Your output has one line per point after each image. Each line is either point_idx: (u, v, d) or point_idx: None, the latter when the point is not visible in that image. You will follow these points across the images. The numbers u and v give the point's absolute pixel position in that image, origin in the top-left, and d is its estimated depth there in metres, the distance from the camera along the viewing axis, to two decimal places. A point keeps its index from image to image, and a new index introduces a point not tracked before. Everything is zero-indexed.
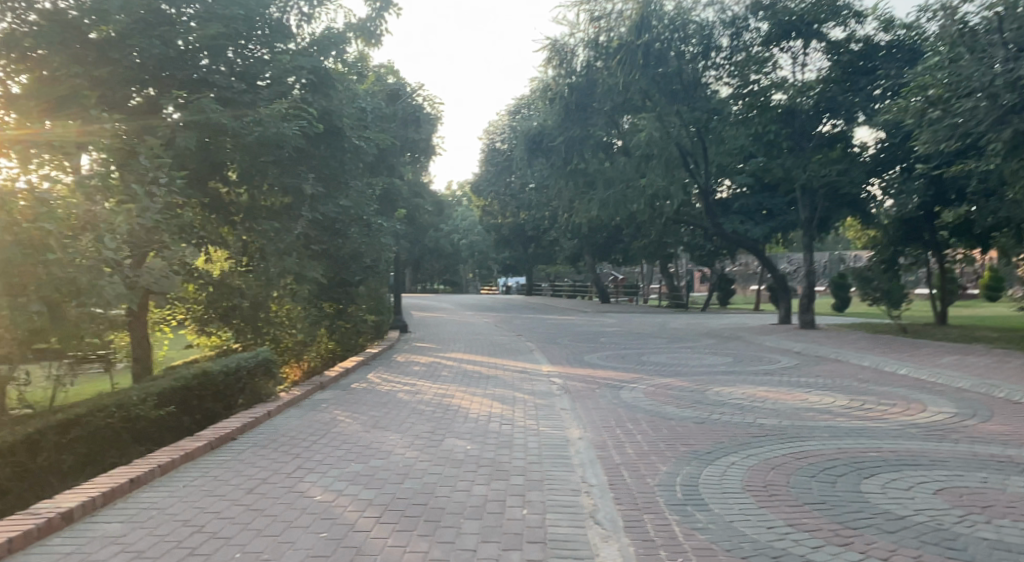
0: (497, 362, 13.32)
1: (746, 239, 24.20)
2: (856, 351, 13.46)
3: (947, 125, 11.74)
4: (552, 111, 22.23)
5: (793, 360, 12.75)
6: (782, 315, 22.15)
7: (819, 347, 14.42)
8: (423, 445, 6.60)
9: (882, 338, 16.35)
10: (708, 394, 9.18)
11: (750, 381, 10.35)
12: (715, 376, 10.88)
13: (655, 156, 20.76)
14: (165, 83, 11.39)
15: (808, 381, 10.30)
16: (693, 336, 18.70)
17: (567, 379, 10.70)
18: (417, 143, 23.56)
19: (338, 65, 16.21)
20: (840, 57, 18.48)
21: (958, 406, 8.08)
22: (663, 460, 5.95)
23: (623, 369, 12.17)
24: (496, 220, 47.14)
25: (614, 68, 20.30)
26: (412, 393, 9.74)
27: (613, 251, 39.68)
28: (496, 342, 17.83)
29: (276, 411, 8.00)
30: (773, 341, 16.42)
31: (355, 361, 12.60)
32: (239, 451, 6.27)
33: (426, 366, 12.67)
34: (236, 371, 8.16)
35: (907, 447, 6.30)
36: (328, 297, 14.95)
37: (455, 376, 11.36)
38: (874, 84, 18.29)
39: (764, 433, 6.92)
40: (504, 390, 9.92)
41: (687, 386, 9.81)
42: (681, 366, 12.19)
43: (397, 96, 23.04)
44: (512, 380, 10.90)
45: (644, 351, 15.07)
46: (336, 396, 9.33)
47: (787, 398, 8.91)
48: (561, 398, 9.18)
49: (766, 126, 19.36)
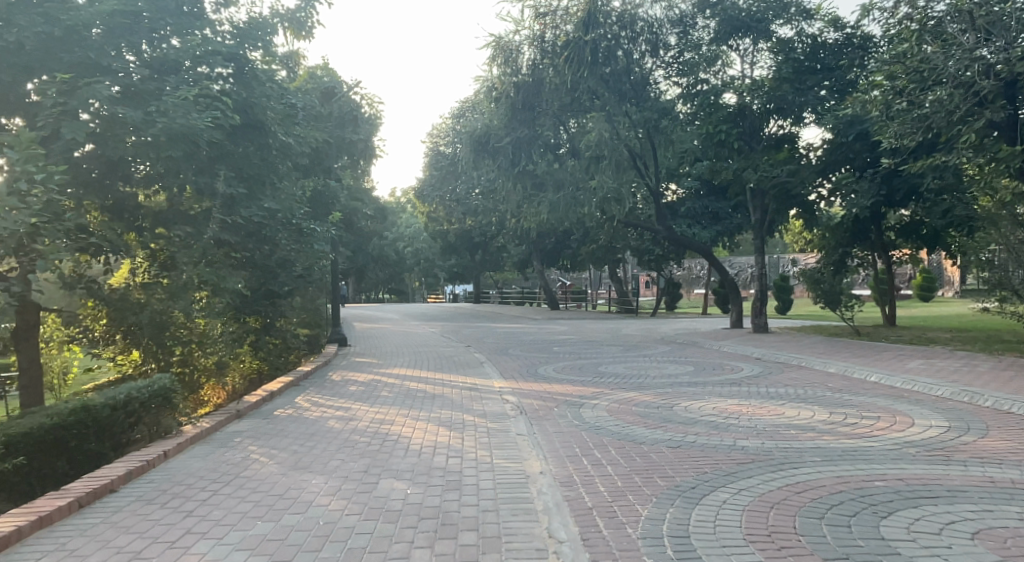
0: (441, 379, 12.14)
1: (697, 242, 23.63)
2: (820, 356, 12.89)
3: (915, 118, 11.25)
4: (497, 112, 21.24)
5: (757, 368, 12.04)
6: (733, 319, 21.62)
7: (780, 353, 13.83)
8: (352, 491, 5.44)
9: (840, 341, 15.93)
10: (677, 411, 8.29)
11: (719, 394, 9.54)
12: (680, 389, 10.03)
13: (605, 157, 20.01)
14: (50, 68, 9.68)
15: (781, 392, 9.53)
16: (647, 343, 17.93)
17: (521, 397, 9.68)
18: (354, 145, 22.24)
19: (264, 58, 14.84)
20: (788, 55, 17.96)
21: (948, 419, 7.39)
22: (642, 501, 4.96)
23: (580, 382, 11.20)
24: (442, 226, 45.87)
25: (561, 65, 19.38)
26: (342, 419, 8.51)
27: (561, 256, 38.98)
28: (440, 355, 16.66)
29: (175, 450, 6.72)
30: (731, 346, 15.80)
31: (281, 382, 11.23)
32: (117, 508, 5.01)
33: (363, 386, 11.39)
34: (126, 405, 6.85)
35: (914, 472, 5.50)
36: (253, 311, 13.51)
37: (394, 397, 10.17)
38: (820, 83, 17.65)
39: (750, 460, 6.03)
40: (451, 412, 8.81)
41: (653, 402, 8.93)
42: (641, 377, 11.33)
43: (332, 95, 21.67)
44: (459, 399, 9.80)
45: (600, 361, 14.17)
46: (254, 428, 8.02)
47: (763, 413, 8.11)
48: (515, 421, 8.14)
49: (717, 127, 18.39)
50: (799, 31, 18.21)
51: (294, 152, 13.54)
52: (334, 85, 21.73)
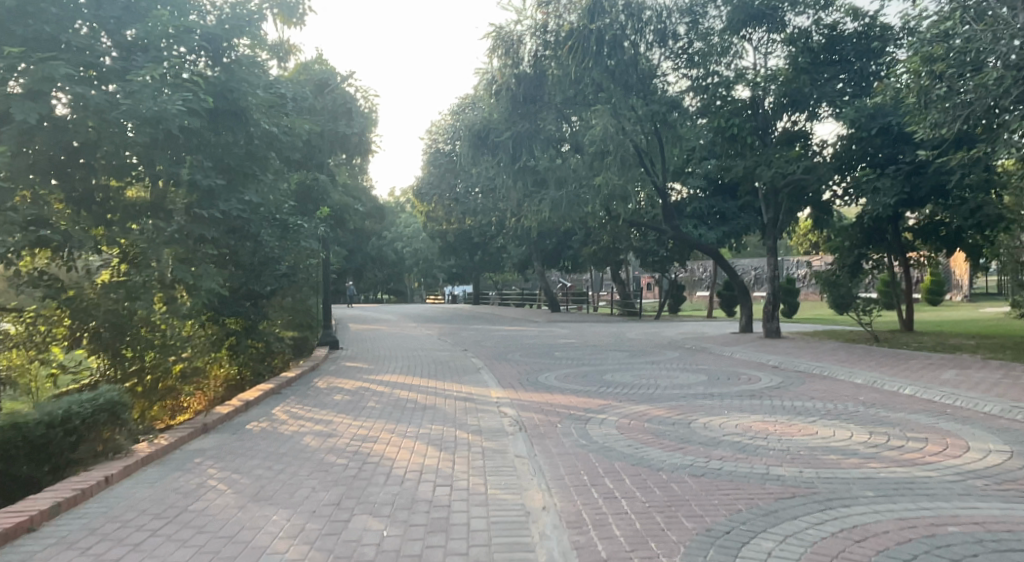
0: (433, 387, 11.16)
1: (706, 243, 22.63)
2: (842, 365, 11.98)
3: (958, 103, 10.67)
4: (498, 105, 20.50)
5: (777, 378, 11.11)
6: (743, 323, 20.62)
7: (799, 361, 12.88)
8: (317, 533, 4.51)
9: (858, 348, 15.03)
10: (696, 429, 7.39)
11: (739, 408, 8.63)
12: (695, 402, 9.12)
13: (610, 152, 19.07)
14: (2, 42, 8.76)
15: (809, 407, 8.62)
16: (654, 348, 17.01)
17: (520, 411, 8.76)
18: (347, 139, 21.33)
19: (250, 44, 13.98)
20: (799, 46, 17.03)
21: (1008, 444, 6.47)
22: (668, 553, 4.04)
23: (585, 392, 10.28)
24: (440, 226, 44.90)
25: (565, 57, 18.63)
26: (319, 435, 7.57)
27: (562, 257, 38.05)
28: (436, 359, 15.71)
29: (119, 476, 5.76)
30: (744, 353, 14.89)
31: (259, 390, 10.28)
32: (27, 556, 4.13)
33: (349, 395, 10.43)
34: (64, 422, 5.92)
35: (993, 514, 4.57)
36: (232, 312, 12.47)
37: (382, 409, 9.24)
38: (839, 76, 16.84)
39: (791, 495, 5.11)
40: (442, 427, 7.88)
41: (668, 418, 8.03)
42: (652, 388, 10.42)
43: (325, 86, 20.80)
44: (453, 412, 8.88)
45: (606, 368, 13.25)
46: (220, 446, 7.11)
47: (793, 433, 7.19)
48: (514, 439, 7.22)
49: (728, 120, 17.52)
50: (814, 21, 17.21)
51: (281, 142, 12.77)
52: (328, 76, 20.86)
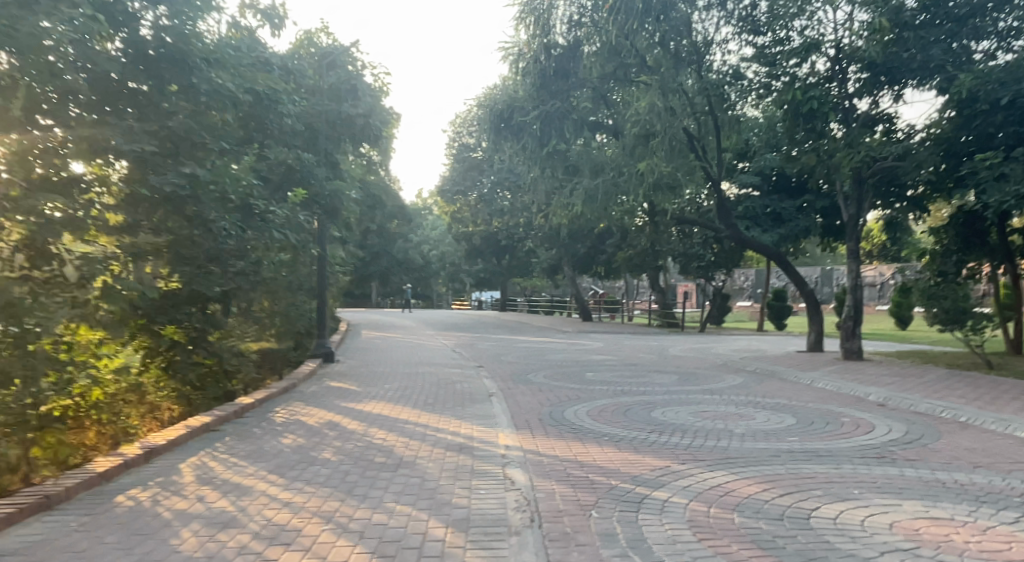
0: (422, 426, 8.21)
1: (768, 246, 19.19)
2: (980, 408, 8.78)
3: None
4: (525, 83, 17.71)
5: (898, 426, 7.94)
6: (810, 340, 17.34)
7: (913, 398, 9.66)
8: None
9: (977, 379, 11.71)
10: (830, 542, 4.35)
11: (874, 487, 5.57)
12: (802, 470, 6.06)
13: (656, 134, 16.08)
14: None
15: (987, 489, 5.49)
16: (708, 371, 13.87)
17: (535, 479, 5.83)
18: (352, 121, 18.40)
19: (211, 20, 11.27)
20: (882, 6, 13.74)
21: None
22: None
23: (629, 442, 7.26)
24: (465, 228, 42.13)
25: (604, 21, 15.77)
26: (208, 527, 4.72)
27: (595, 262, 35.01)
28: (441, 380, 12.81)
29: None
30: (828, 382, 11.72)
31: (182, 428, 7.59)
32: None
33: (302, 440, 7.54)
34: None
35: None
36: (168, 320, 9.64)
37: (336, 466, 6.37)
38: (944, 38, 13.44)
39: None
40: (408, 512, 4.97)
41: (771, 507, 5.01)
42: (724, 438, 7.41)
43: (327, 61, 18.17)
44: (435, 478, 5.94)
45: (654, 400, 10.23)
46: (35, 546, 4.30)
47: (1005, 556, 4.12)
48: (520, 546, 4.30)
49: (805, 93, 14.35)
50: None
51: (228, 100, 10.25)
52: (332, 52, 18.24)
